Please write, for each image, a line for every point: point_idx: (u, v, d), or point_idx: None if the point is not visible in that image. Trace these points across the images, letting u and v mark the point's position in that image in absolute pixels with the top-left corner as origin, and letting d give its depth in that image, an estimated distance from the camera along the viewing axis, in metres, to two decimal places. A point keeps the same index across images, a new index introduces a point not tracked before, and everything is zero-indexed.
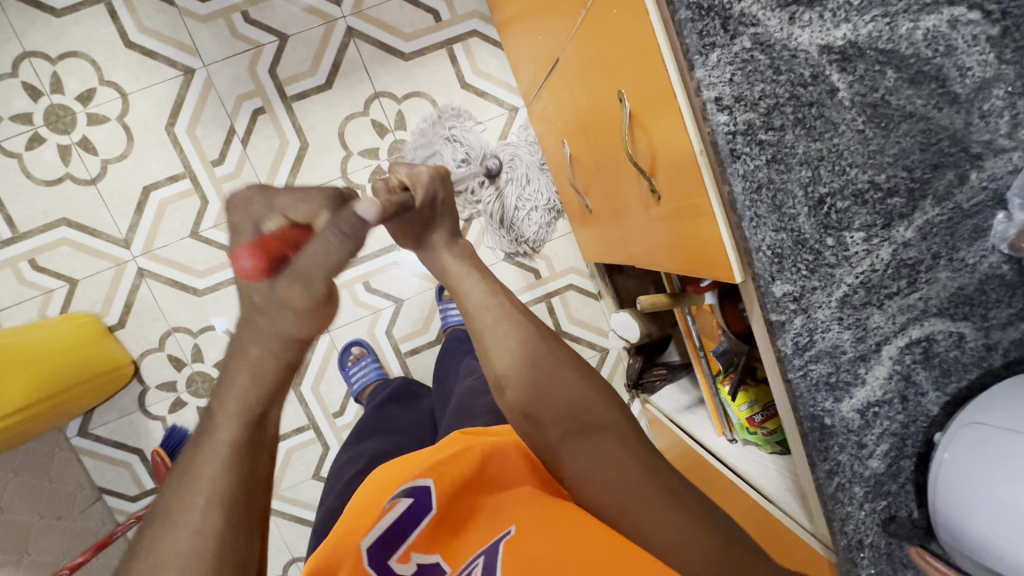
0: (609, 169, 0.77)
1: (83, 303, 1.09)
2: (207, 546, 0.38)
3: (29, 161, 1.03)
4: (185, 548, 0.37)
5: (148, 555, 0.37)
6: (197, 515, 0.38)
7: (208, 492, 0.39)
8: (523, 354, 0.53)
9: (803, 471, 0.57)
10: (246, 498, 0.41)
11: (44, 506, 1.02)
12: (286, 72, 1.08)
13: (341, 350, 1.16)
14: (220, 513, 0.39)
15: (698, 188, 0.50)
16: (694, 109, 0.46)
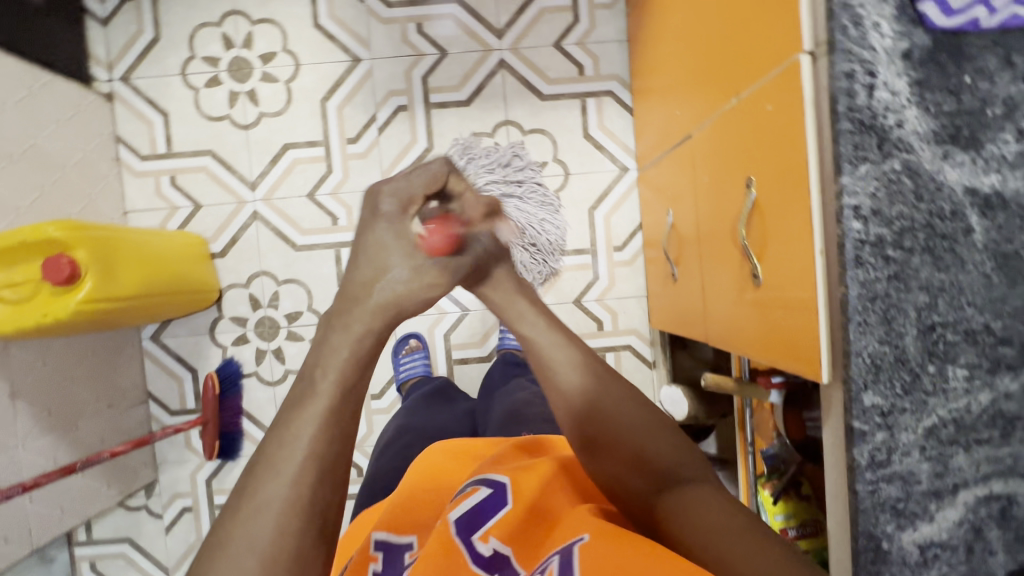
0: (711, 246, 0.81)
1: (198, 225, 1.20)
2: (300, 497, 0.37)
3: (202, 96, 1.19)
4: (274, 509, 0.37)
5: (249, 500, 0.37)
6: (292, 468, 0.38)
7: (306, 449, 0.38)
8: (590, 387, 0.53)
9: None
10: (334, 457, 0.40)
11: (102, 391, 1.11)
12: (436, 82, 1.19)
13: (400, 339, 1.21)
14: (315, 469, 0.38)
15: (810, 282, 0.52)
16: (830, 210, 0.50)
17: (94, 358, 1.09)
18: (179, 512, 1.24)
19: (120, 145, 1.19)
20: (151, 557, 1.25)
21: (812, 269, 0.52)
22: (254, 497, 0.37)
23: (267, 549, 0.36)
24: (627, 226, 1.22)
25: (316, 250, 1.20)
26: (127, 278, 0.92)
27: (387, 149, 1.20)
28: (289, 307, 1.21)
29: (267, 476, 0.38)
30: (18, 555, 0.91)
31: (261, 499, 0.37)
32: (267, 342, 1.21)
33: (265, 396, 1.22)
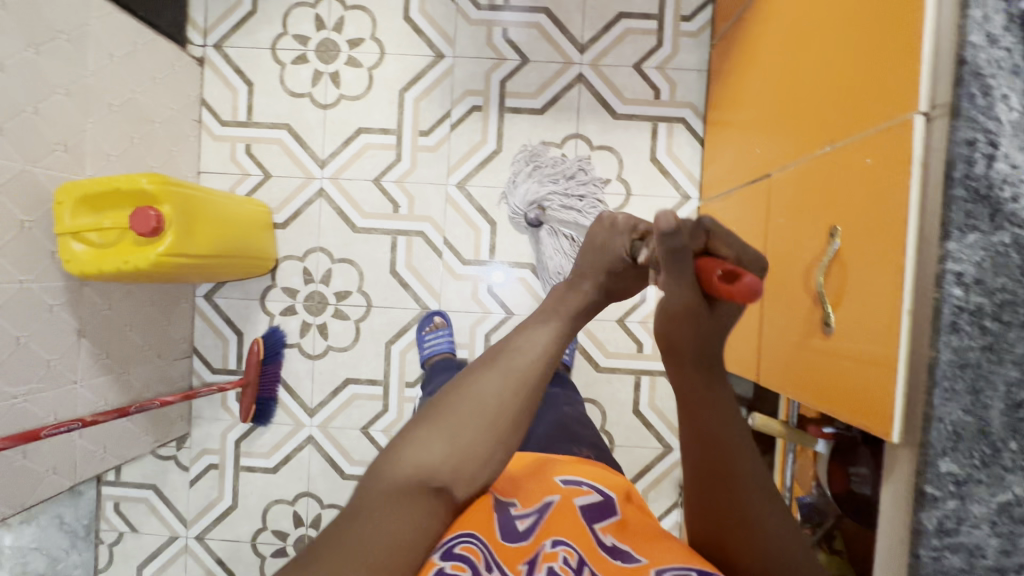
0: (777, 287, 0.81)
1: (265, 194, 1.24)
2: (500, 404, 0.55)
3: (287, 72, 1.22)
4: (480, 404, 0.55)
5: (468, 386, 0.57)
6: (500, 381, 0.56)
7: (510, 373, 0.56)
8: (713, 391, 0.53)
9: None
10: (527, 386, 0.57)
11: (155, 340, 1.14)
12: (513, 87, 1.22)
13: (424, 317, 1.23)
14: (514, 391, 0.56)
15: None
16: (929, 272, 0.50)
17: (152, 307, 1.13)
18: (206, 468, 1.28)
19: (203, 108, 1.24)
20: (172, 507, 1.28)
21: None
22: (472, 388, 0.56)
23: (471, 417, 0.55)
24: None
25: (373, 234, 1.23)
26: (204, 236, 0.95)
27: (456, 146, 1.22)
28: (339, 285, 1.24)
29: (483, 388, 0.56)
30: (63, 485, 0.94)
31: (475, 389, 0.56)
32: (314, 317, 1.24)
33: (304, 369, 1.25)
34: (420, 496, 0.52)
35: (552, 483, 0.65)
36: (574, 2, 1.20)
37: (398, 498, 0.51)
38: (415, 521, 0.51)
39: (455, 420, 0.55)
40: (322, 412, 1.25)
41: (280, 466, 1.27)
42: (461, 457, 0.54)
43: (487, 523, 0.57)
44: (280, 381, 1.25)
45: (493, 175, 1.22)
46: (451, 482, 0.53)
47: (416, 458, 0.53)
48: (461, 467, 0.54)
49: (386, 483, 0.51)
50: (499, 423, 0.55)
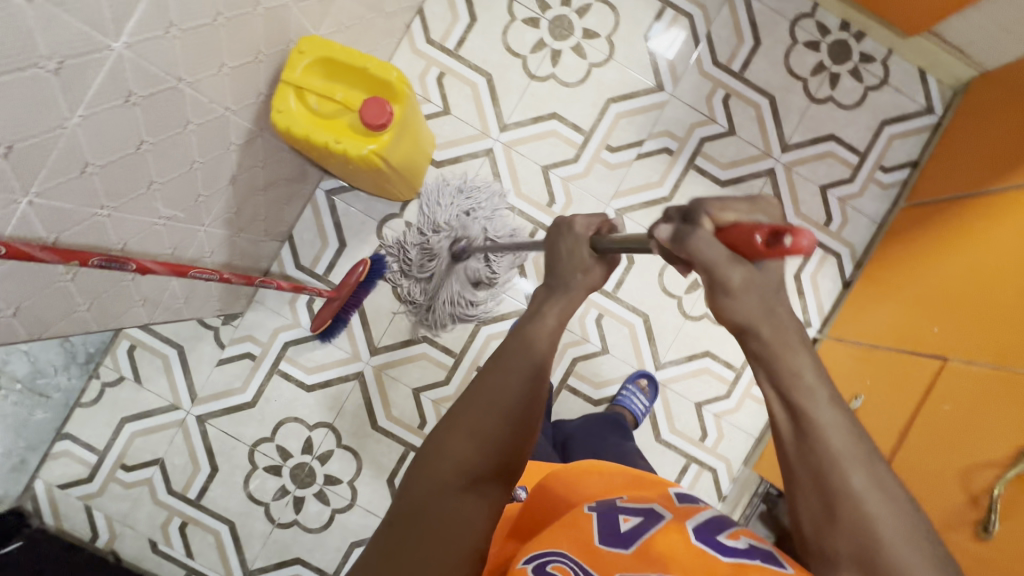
0: (917, 464, 0.83)
1: (435, 128, 1.19)
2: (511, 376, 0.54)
3: (514, 27, 1.19)
4: (494, 381, 0.54)
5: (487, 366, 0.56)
6: (513, 357, 0.55)
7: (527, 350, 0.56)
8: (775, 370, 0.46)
9: None
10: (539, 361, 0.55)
11: (269, 215, 1.08)
12: (709, 149, 1.22)
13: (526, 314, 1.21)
14: (527, 362, 0.55)
15: None
16: None
17: (285, 182, 1.06)
18: (240, 355, 1.20)
19: (417, 17, 1.19)
20: (188, 377, 1.19)
21: None
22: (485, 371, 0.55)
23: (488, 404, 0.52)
24: None
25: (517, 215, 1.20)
26: (403, 151, 0.91)
27: (633, 175, 1.21)
28: None
29: (508, 368, 0.54)
30: (139, 318, 0.87)
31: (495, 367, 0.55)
32: None
33: (387, 307, 1.20)
34: (454, 497, 0.49)
35: (659, 495, 0.57)
36: (799, 104, 1.23)
37: (425, 507, 0.48)
38: (453, 523, 0.47)
39: (463, 421, 0.52)
40: (384, 355, 1.20)
41: (316, 387, 1.20)
42: (483, 449, 0.51)
43: (578, 529, 0.52)
44: (359, 307, 1.19)
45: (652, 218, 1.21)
46: (483, 476, 0.50)
47: (433, 469, 0.50)
48: (487, 464, 0.51)
49: (412, 497, 0.49)
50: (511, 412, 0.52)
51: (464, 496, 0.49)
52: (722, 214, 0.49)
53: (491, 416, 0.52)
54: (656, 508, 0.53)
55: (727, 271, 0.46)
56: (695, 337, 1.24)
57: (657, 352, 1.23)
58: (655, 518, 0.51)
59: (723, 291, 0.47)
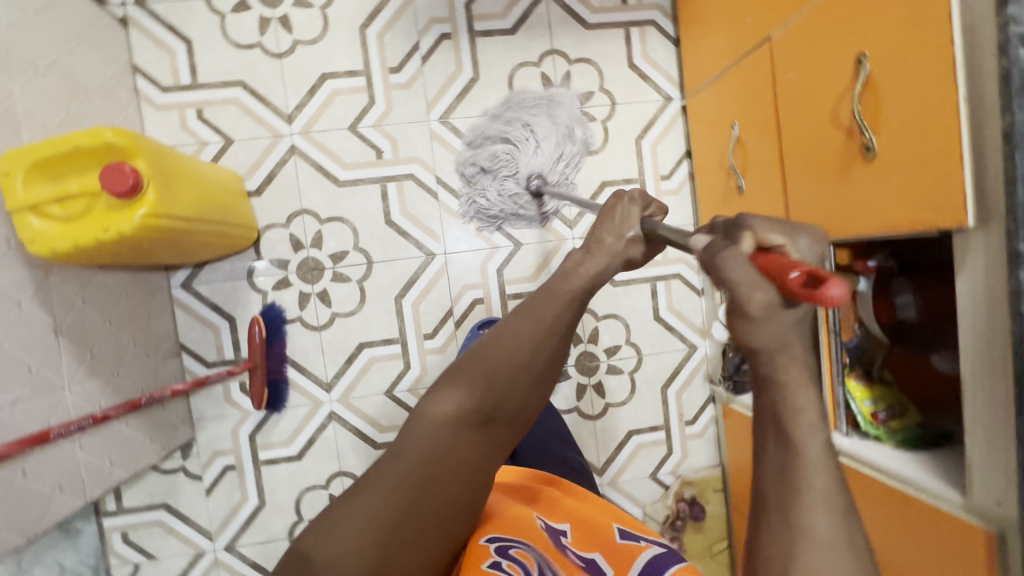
0: (799, 141, 0.83)
1: (231, 161, 1.12)
2: (539, 335, 0.58)
3: (229, 22, 1.11)
4: (521, 340, 0.58)
5: (516, 321, 0.59)
6: (539, 317, 0.59)
7: (549, 313, 0.60)
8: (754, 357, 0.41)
9: (980, 420, 0.61)
10: (560, 318, 0.60)
11: (138, 338, 1.02)
12: (479, 10, 1.17)
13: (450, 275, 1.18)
14: (552, 328, 0.59)
15: (948, 133, 0.58)
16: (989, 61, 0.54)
17: (127, 300, 1.00)
18: (221, 472, 1.16)
19: (137, 76, 1.10)
20: (191, 522, 1.16)
21: (950, 122, 0.58)
22: (512, 325, 0.59)
23: (519, 357, 0.57)
24: (673, 155, 1.24)
25: (362, 185, 1.15)
26: (188, 198, 0.86)
27: (431, 79, 1.16)
28: (333, 246, 1.15)
29: (532, 321, 0.59)
30: (75, 506, 0.84)
31: (522, 329, 0.58)
32: (311, 285, 1.16)
33: (312, 343, 1.16)
34: (467, 430, 0.55)
35: (609, 538, 0.62)
36: None
37: (442, 437, 0.54)
38: (461, 455, 0.54)
39: (492, 363, 0.57)
40: (340, 384, 1.17)
41: (305, 451, 1.17)
42: (499, 401, 0.56)
43: (535, 535, 0.59)
44: (287, 361, 1.16)
45: (474, 104, 1.18)
46: (497, 423, 0.57)
47: (459, 399, 0.55)
48: (501, 409, 0.57)
49: (426, 424, 0.54)
50: (540, 363, 0.58)
51: (478, 434, 0.56)
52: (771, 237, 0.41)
53: (514, 370, 0.57)
54: (600, 559, 0.58)
55: (750, 294, 0.38)
56: (587, 176, 1.21)
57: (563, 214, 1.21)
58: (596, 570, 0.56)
59: (743, 315, 0.39)
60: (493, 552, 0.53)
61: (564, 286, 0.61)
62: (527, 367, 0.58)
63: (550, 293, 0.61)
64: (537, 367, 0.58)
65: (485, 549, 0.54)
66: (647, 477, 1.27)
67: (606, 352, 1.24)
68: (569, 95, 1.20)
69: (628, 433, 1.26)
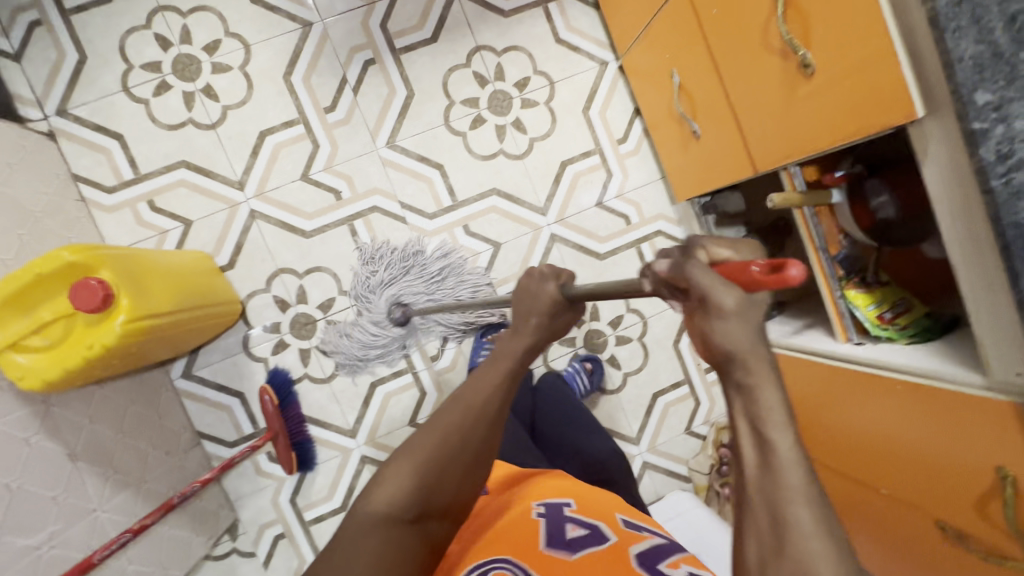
0: (739, 73, 0.83)
1: (196, 242, 1.11)
2: (473, 416, 0.56)
3: (154, 107, 1.10)
4: (453, 424, 0.56)
5: (452, 401, 0.58)
6: (473, 394, 0.58)
7: (487, 389, 0.58)
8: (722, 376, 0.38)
9: (982, 300, 0.61)
10: (498, 392, 0.58)
11: (155, 439, 1.02)
12: (395, 26, 1.15)
13: None
14: (489, 406, 0.57)
15: (879, 32, 0.58)
16: None
17: (134, 406, 1.00)
18: (273, 543, 1.16)
19: (79, 184, 1.08)
20: None
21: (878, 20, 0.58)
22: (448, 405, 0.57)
23: (452, 442, 0.55)
24: (623, 117, 1.23)
25: (329, 230, 1.15)
26: (161, 292, 0.85)
27: (368, 108, 1.15)
28: (319, 297, 1.16)
29: (469, 397, 0.57)
30: None
31: (456, 412, 0.57)
32: (309, 340, 1.16)
33: (325, 395, 1.16)
34: (400, 527, 0.53)
35: (607, 517, 0.65)
36: None
37: (378, 542, 0.52)
38: (395, 559, 0.52)
39: (422, 452, 0.55)
40: (364, 428, 1.18)
41: (348, 500, 1.18)
42: (430, 495, 0.54)
43: (522, 533, 0.61)
44: (306, 419, 1.16)
45: (417, 121, 1.17)
46: (432, 515, 0.56)
47: (392, 496, 0.53)
48: (437, 501, 0.55)
49: (362, 523, 0.53)
50: (478, 447, 0.57)
51: (412, 531, 0.54)
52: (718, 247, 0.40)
53: (448, 458, 0.55)
54: (600, 528, 0.62)
55: (725, 296, 0.35)
56: (545, 161, 1.21)
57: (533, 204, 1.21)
58: (598, 538, 0.60)
59: (721, 316, 0.35)
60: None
61: (506, 351, 0.60)
62: (461, 452, 0.56)
63: (492, 363, 0.60)
64: (473, 452, 0.56)
65: None
66: (683, 434, 1.29)
67: (611, 325, 1.25)
68: (506, 87, 1.19)
69: (653, 396, 1.27)
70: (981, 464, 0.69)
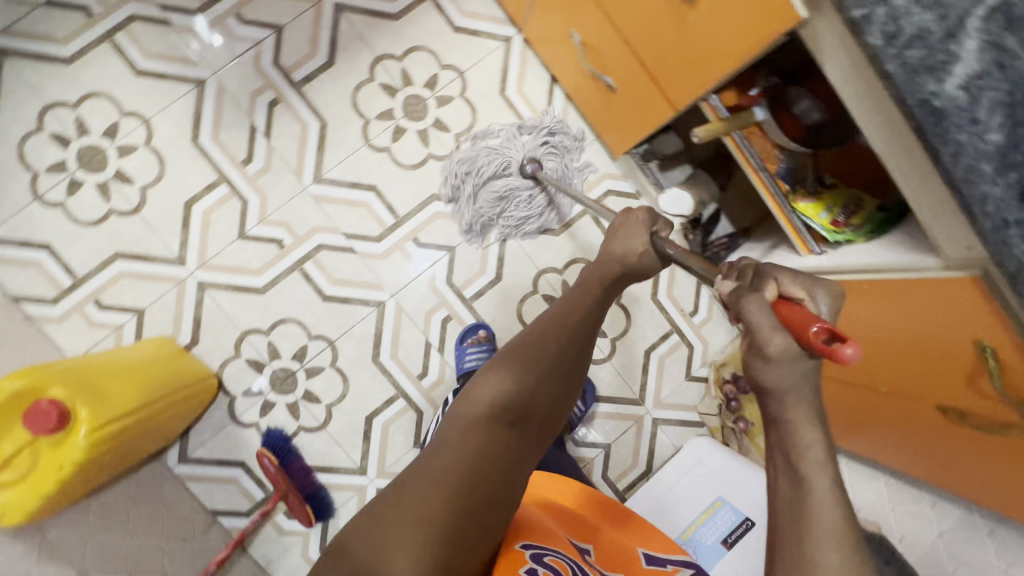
0: (632, 15, 0.80)
1: (154, 329, 1.09)
2: (568, 330, 0.62)
3: (72, 206, 1.07)
4: (551, 338, 0.61)
5: (544, 319, 0.64)
6: (568, 313, 0.63)
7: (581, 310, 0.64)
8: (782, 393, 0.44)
9: (914, 181, 0.60)
10: (586, 315, 0.64)
11: (167, 531, 1.05)
12: (289, 60, 1.12)
13: (410, 312, 1.17)
14: (581, 323, 0.63)
15: None
16: None
17: (138, 505, 1.04)
18: None
19: (20, 304, 1.06)
20: None
21: None
22: (543, 323, 0.63)
23: (550, 353, 0.60)
24: (542, 88, 1.20)
25: (282, 280, 1.13)
26: (135, 384, 0.84)
27: (286, 148, 1.13)
28: (292, 348, 1.14)
29: (564, 316, 0.63)
30: None
31: (551, 326, 0.62)
32: (293, 393, 1.14)
33: (325, 441, 1.15)
34: (503, 431, 0.55)
35: (631, 558, 0.61)
36: None
37: (485, 437, 0.54)
38: (499, 453, 0.54)
39: (521, 358, 0.59)
40: (372, 462, 1.16)
41: None
42: (529, 401, 0.58)
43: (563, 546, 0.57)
44: (313, 469, 1.14)
45: (337, 148, 1.14)
46: (531, 421, 0.58)
47: (494, 395, 0.56)
48: (535, 409, 0.58)
49: (467, 419, 0.55)
50: (571, 366, 0.62)
51: (513, 434, 0.56)
52: (794, 287, 0.48)
53: (545, 366, 0.59)
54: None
55: (769, 337, 0.44)
56: None
57: None
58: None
59: (761, 354, 0.44)
60: (528, 558, 0.52)
61: (590, 281, 0.67)
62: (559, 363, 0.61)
63: (582, 291, 0.66)
64: (569, 364, 0.62)
65: (518, 554, 0.53)
66: (686, 381, 1.28)
67: None
68: (417, 91, 1.16)
69: (647, 353, 1.27)
70: (960, 339, 0.67)
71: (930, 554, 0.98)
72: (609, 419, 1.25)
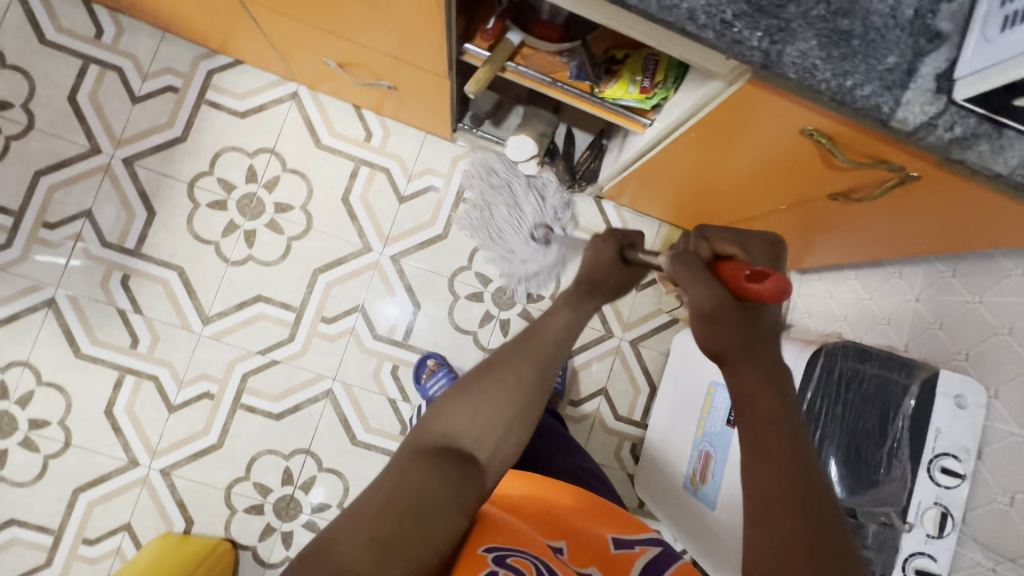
0: (342, 24, 0.80)
1: (148, 533, 1.10)
2: (545, 349, 0.58)
3: (11, 474, 1.07)
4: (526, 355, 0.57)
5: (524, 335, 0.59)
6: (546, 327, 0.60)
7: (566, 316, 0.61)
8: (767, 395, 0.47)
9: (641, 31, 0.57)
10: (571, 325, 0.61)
11: None
12: (115, 233, 1.11)
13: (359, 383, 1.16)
14: (561, 338, 0.59)
15: None
16: None
17: None
18: None
19: None
20: None
21: None
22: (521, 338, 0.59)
23: (521, 375, 0.56)
24: (351, 118, 1.18)
25: (231, 424, 1.13)
26: None
27: (161, 310, 1.12)
28: (277, 476, 1.14)
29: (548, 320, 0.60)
30: None
31: (529, 344, 0.58)
32: (302, 513, 1.14)
33: None
34: (457, 463, 0.50)
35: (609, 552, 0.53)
36: (38, 142, 1.10)
37: (427, 469, 0.48)
38: (448, 486, 0.48)
39: (485, 381, 0.55)
40: None
41: None
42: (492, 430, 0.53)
43: (534, 542, 0.49)
44: None
45: (206, 282, 1.13)
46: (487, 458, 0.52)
47: (459, 417, 0.53)
48: (500, 442, 0.53)
49: (419, 446, 0.51)
50: (531, 388, 0.56)
51: (461, 468, 0.50)
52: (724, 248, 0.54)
53: (515, 391, 0.55)
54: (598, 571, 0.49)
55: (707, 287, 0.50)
56: (329, 210, 1.16)
57: (355, 249, 1.17)
58: None
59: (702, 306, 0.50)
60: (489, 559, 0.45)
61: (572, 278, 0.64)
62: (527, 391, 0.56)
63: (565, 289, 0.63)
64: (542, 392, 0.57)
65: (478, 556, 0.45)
66: (638, 292, 1.27)
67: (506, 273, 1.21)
68: (244, 189, 1.15)
69: None
70: (795, 131, 0.64)
71: (919, 321, 0.93)
72: (592, 366, 1.25)
